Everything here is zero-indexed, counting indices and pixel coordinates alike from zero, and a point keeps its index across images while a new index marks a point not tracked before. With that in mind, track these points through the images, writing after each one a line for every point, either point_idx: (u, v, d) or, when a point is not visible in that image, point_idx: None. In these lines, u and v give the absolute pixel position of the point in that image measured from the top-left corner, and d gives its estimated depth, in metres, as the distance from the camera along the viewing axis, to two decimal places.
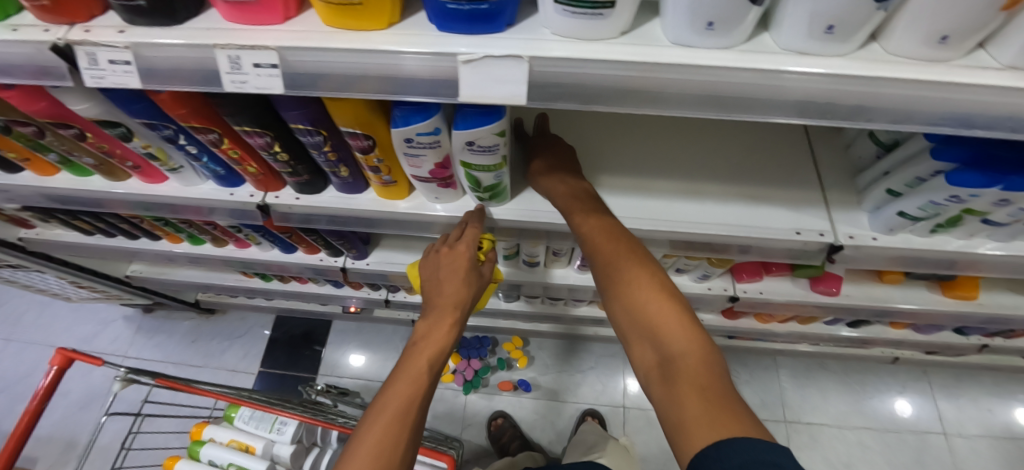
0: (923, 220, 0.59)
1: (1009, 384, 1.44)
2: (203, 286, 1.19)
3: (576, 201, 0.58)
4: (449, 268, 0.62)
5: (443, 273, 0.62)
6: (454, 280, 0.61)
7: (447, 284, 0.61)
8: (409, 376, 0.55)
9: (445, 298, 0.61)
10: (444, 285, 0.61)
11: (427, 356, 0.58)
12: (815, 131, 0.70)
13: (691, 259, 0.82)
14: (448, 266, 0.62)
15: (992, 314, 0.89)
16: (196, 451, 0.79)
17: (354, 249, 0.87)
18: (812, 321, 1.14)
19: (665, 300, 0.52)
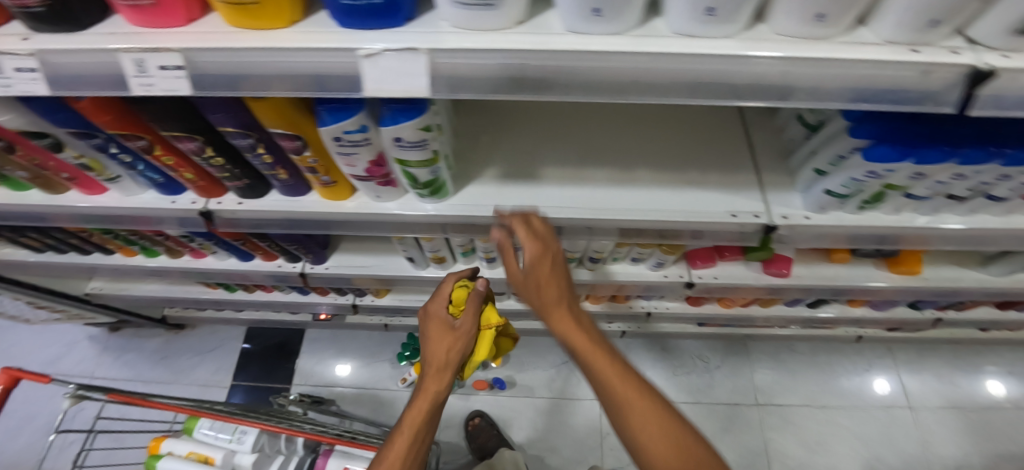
0: (850, 197, 0.61)
1: (968, 356, 1.50)
2: (165, 300, 1.17)
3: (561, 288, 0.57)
4: (432, 330, 0.65)
5: (427, 338, 0.64)
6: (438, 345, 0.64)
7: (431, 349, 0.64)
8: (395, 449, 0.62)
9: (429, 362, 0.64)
10: (429, 350, 0.64)
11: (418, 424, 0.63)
12: (750, 116, 0.72)
13: (643, 248, 0.83)
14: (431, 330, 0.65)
15: (936, 287, 0.93)
16: (153, 465, 0.77)
17: (311, 254, 0.87)
18: (774, 304, 1.17)
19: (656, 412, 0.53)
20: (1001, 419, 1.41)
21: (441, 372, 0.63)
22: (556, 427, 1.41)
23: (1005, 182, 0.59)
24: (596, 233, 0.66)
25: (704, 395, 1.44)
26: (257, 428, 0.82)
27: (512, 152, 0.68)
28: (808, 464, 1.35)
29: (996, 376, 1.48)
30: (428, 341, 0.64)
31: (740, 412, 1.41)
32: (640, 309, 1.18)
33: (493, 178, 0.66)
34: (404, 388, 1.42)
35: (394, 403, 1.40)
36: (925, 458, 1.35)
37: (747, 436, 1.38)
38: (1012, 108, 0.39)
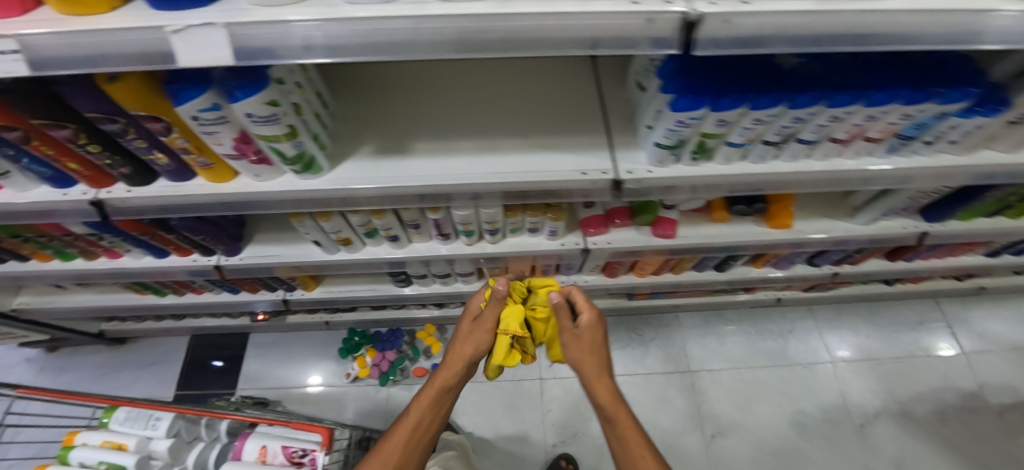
0: (678, 149, 0.69)
1: (879, 310, 1.64)
2: (95, 310, 1.18)
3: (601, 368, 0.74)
4: (461, 331, 0.82)
5: (455, 336, 0.81)
6: (458, 347, 0.80)
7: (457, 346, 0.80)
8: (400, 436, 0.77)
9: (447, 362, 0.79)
10: (455, 345, 0.80)
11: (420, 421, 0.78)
12: (605, 88, 0.80)
13: (533, 216, 0.90)
14: (462, 331, 0.82)
15: (807, 237, 1.03)
16: (66, 455, 0.80)
17: (223, 245, 0.91)
18: (683, 269, 1.26)
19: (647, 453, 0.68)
20: (910, 366, 1.54)
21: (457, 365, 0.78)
22: (500, 408, 1.46)
23: (804, 124, 0.68)
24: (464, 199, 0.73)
25: (640, 367, 1.52)
26: (171, 414, 0.85)
27: (387, 131, 0.75)
28: (737, 422, 1.43)
29: (904, 328, 1.61)
30: (456, 340, 0.81)
31: (674, 380, 1.50)
32: (561, 284, 1.25)
33: (368, 154, 0.72)
34: (349, 384, 1.45)
35: (340, 399, 1.43)
36: (843, 408, 1.46)
37: (681, 401, 1.46)
38: (733, 47, 0.47)
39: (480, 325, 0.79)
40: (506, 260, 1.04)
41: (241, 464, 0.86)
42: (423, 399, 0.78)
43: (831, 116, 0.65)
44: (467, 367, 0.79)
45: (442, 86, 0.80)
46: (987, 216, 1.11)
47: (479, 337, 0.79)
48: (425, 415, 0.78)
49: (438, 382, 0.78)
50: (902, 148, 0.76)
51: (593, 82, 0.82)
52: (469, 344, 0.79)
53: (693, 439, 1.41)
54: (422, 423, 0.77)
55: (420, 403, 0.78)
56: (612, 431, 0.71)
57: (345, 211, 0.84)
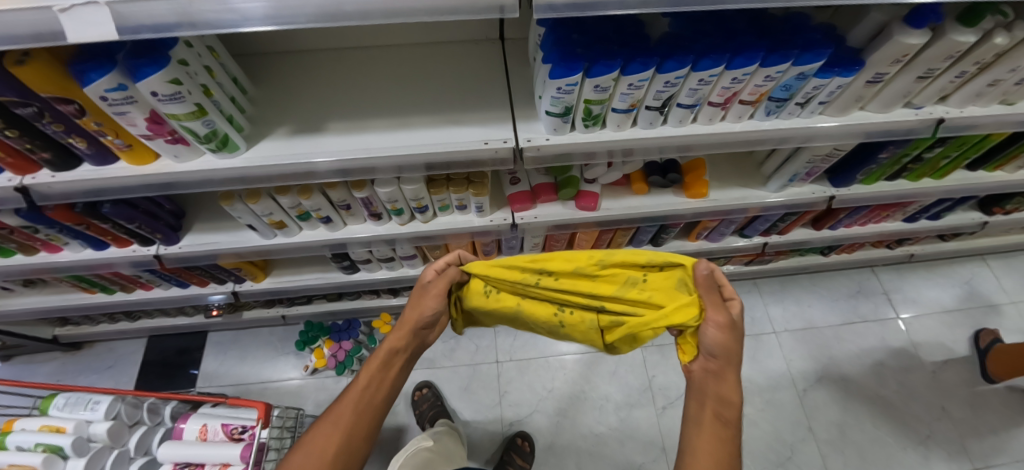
0: (568, 116, 0.76)
1: (820, 280, 1.71)
2: (43, 311, 1.20)
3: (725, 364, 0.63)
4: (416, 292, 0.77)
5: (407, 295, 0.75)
6: (411, 305, 0.74)
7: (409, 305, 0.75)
8: (347, 399, 0.71)
9: (402, 321, 0.74)
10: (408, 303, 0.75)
11: (371, 382, 0.72)
12: (512, 68, 0.87)
13: (456, 193, 0.95)
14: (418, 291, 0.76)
15: (722, 204, 1.10)
16: (2, 441, 0.82)
17: (160, 234, 0.95)
18: (620, 245, 1.32)
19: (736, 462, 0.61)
20: (849, 332, 1.61)
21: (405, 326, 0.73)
22: (457, 393, 1.50)
23: (679, 89, 0.75)
24: (377, 172, 0.78)
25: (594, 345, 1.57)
26: (110, 397, 0.88)
27: (304, 112, 0.81)
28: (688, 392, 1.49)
29: (845, 297, 1.68)
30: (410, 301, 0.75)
31: (626, 356, 1.55)
32: None
33: (285, 133, 0.78)
34: (308, 376, 1.48)
35: (298, 392, 1.46)
36: (786, 375, 1.53)
37: (633, 376, 1.51)
38: (568, 10, 0.54)
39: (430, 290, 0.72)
40: (442, 238, 1.09)
41: (182, 442, 0.89)
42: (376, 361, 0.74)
43: (699, 80, 0.72)
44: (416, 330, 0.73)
45: (358, 74, 0.86)
46: (889, 179, 1.19)
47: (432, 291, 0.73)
48: (374, 378, 0.72)
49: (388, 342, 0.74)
50: (777, 110, 0.84)
51: (501, 62, 0.88)
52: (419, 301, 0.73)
53: (645, 411, 1.46)
54: (373, 385, 0.72)
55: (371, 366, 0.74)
56: (714, 423, 0.63)
57: (274, 193, 0.89)
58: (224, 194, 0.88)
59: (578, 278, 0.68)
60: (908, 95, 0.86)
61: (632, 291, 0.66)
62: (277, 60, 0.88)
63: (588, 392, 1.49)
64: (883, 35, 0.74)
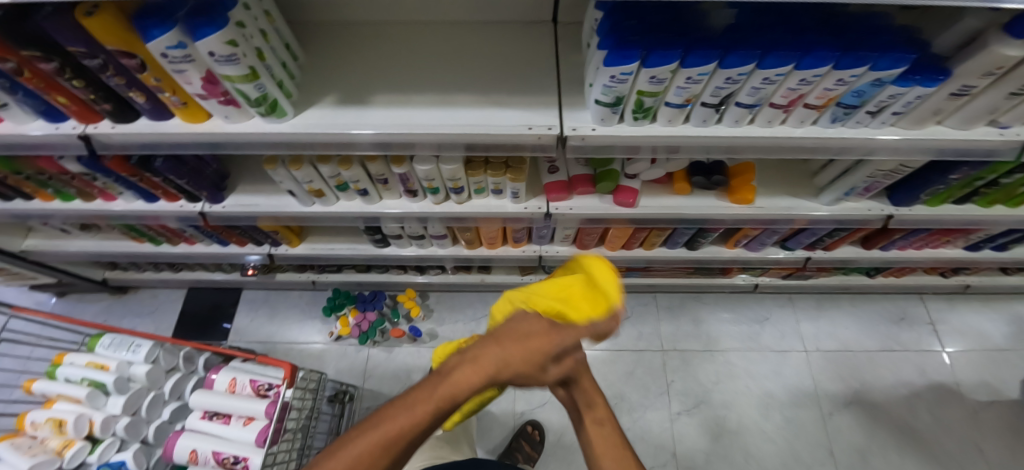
0: (617, 107, 0.73)
1: (861, 302, 1.62)
2: (96, 254, 1.28)
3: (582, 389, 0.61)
4: (518, 338, 0.55)
5: (522, 343, 0.54)
6: (518, 357, 0.54)
7: (507, 358, 0.53)
8: (379, 446, 0.48)
9: (497, 366, 0.53)
10: (505, 354, 0.53)
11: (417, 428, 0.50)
12: (562, 52, 0.84)
13: (493, 177, 0.94)
14: (524, 339, 0.55)
15: (767, 212, 1.05)
16: (55, 371, 0.88)
17: (205, 192, 0.99)
18: (654, 244, 1.28)
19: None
20: (886, 359, 1.52)
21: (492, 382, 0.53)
22: None
23: (740, 86, 0.70)
24: (417, 148, 0.78)
25: (612, 344, 1.54)
26: (150, 342, 0.92)
27: (350, 83, 0.81)
28: (703, 400, 1.45)
29: (887, 322, 1.59)
30: (506, 348, 0.54)
31: (645, 358, 1.51)
32: (533, 253, 1.29)
33: (331, 102, 0.78)
34: (332, 342, 1.53)
35: (321, 356, 1.50)
36: (812, 395, 1.46)
37: (650, 379, 1.48)
38: None
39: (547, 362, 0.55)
40: (473, 220, 1.09)
41: (212, 392, 0.93)
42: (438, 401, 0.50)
43: (764, 78, 0.67)
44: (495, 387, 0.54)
45: (407, 47, 0.85)
46: (956, 202, 1.10)
47: (544, 368, 0.56)
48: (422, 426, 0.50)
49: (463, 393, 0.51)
50: (844, 117, 0.78)
51: (551, 45, 0.85)
52: (528, 372, 0.54)
53: (658, 414, 1.43)
54: (416, 431, 0.49)
55: (422, 407, 0.50)
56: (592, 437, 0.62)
57: (315, 161, 0.90)
58: (268, 160, 0.90)
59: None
60: (995, 113, 0.77)
61: None
62: (328, 29, 0.88)
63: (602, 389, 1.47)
64: (977, 43, 0.66)
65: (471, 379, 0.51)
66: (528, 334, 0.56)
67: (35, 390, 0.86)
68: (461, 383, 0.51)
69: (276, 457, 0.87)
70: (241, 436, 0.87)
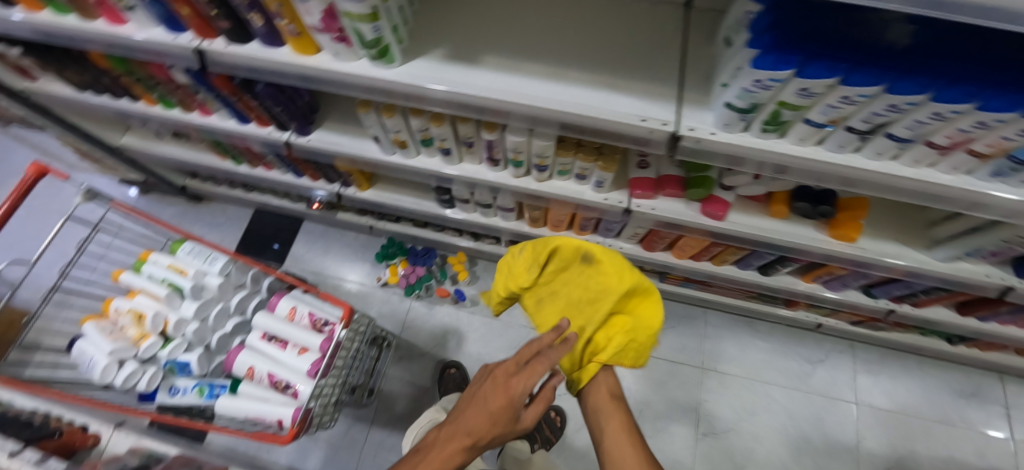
0: (749, 114, 0.65)
1: (930, 367, 1.48)
2: (182, 162, 1.35)
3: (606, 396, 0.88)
4: (479, 403, 0.73)
5: (477, 401, 0.73)
6: (482, 407, 0.72)
7: (474, 429, 0.70)
8: None
9: (470, 429, 0.71)
10: (472, 424, 0.71)
11: None
12: (691, 41, 0.76)
13: (582, 160, 0.89)
14: (484, 397, 0.73)
15: (868, 255, 0.95)
16: (140, 267, 0.94)
17: (295, 122, 1.00)
18: (723, 261, 1.20)
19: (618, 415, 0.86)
20: (944, 432, 1.41)
21: (472, 431, 0.71)
22: (504, 348, 1.51)
23: (899, 116, 0.61)
24: (513, 119, 0.73)
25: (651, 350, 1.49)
26: (226, 257, 0.96)
27: (460, 39, 0.77)
28: (733, 427, 1.40)
29: (955, 394, 1.45)
30: (476, 419, 0.71)
31: (680, 371, 1.47)
32: (595, 244, 1.25)
33: (438, 57, 0.75)
34: (377, 287, 1.57)
35: (366, 297, 1.56)
36: (852, 449, 1.38)
37: (683, 393, 1.44)
38: None
39: (507, 393, 0.71)
40: (546, 200, 1.06)
41: (273, 316, 0.96)
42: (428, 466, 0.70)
43: (933, 113, 0.58)
44: (479, 437, 0.71)
45: (523, 8, 0.80)
46: None
47: (508, 395, 0.71)
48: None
49: (447, 460, 0.70)
50: (1010, 173, 0.67)
51: (680, 31, 0.78)
52: (495, 415, 0.71)
53: (683, 430, 1.40)
54: None
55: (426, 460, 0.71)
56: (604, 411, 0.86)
57: (407, 113, 0.88)
58: (361, 103, 0.89)
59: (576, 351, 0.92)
60: None
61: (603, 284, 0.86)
62: None
63: (630, 391, 1.45)
64: None
65: (453, 443, 0.71)
66: (488, 383, 0.74)
67: (122, 281, 0.92)
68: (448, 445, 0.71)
69: (324, 390, 0.90)
70: (295, 364, 0.91)
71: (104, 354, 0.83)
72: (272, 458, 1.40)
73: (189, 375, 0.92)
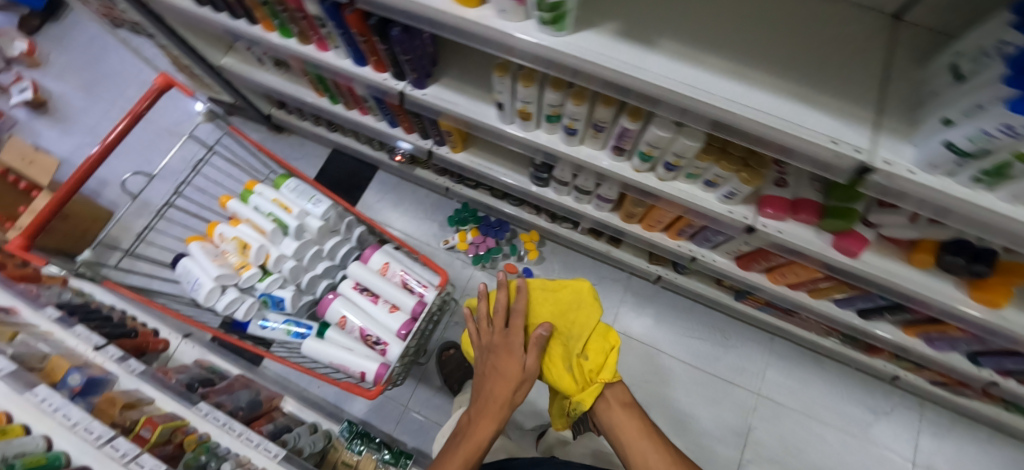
0: (970, 160, 0.55)
1: (1004, 444, 1.39)
2: (279, 92, 1.33)
3: (621, 404, 0.91)
4: (491, 371, 0.88)
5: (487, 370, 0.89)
6: (495, 372, 0.88)
7: (496, 389, 0.86)
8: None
9: (495, 395, 0.86)
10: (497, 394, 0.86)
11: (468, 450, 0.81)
12: (896, 61, 0.67)
13: (723, 168, 0.82)
14: (494, 367, 0.89)
15: (1011, 328, 0.85)
16: (247, 197, 0.93)
17: (416, 74, 0.96)
18: (823, 296, 1.13)
19: (637, 422, 0.88)
20: None
21: (502, 396, 0.86)
22: None
23: None
24: (662, 107, 0.69)
25: (708, 366, 1.45)
26: (329, 202, 0.94)
27: (633, 17, 0.69)
28: (780, 461, 1.36)
29: None
30: (494, 386, 0.87)
31: (735, 393, 1.42)
32: (686, 251, 1.19)
33: (608, 32, 0.68)
34: (442, 250, 1.56)
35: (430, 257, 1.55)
36: None
37: (734, 417, 1.40)
38: None
39: (508, 351, 0.90)
40: (658, 199, 1.00)
41: (367, 268, 0.95)
42: (471, 441, 0.82)
43: None
44: (502, 397, 0.86)
45: None
46: None
47: (508, 351, 0.90)
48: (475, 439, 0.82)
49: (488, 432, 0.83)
50: None
51: (883, 47, 0.68)
52: (504, 369, 0.88)
53: (728, 453, 1.37)
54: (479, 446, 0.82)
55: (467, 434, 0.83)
56: (619, 418, 0.89)
57: (547, 84, 0.82)
58: (498, 67, 0.84)
59: (563, 381, 0.91)
60: None
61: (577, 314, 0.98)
62: None
63: (678, 402, 1.42)
64: None
65: (488, 416, 0.85)
66: (490, 355, 0.91)
67: (228, 208, 0.92)
68: (483, 415, 0.84)
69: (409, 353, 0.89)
70: (385, 321, 0.90)
71: (211, 279, 0.84)
72: (321, 395, 1.45)
73: (281, 312, 0.92)
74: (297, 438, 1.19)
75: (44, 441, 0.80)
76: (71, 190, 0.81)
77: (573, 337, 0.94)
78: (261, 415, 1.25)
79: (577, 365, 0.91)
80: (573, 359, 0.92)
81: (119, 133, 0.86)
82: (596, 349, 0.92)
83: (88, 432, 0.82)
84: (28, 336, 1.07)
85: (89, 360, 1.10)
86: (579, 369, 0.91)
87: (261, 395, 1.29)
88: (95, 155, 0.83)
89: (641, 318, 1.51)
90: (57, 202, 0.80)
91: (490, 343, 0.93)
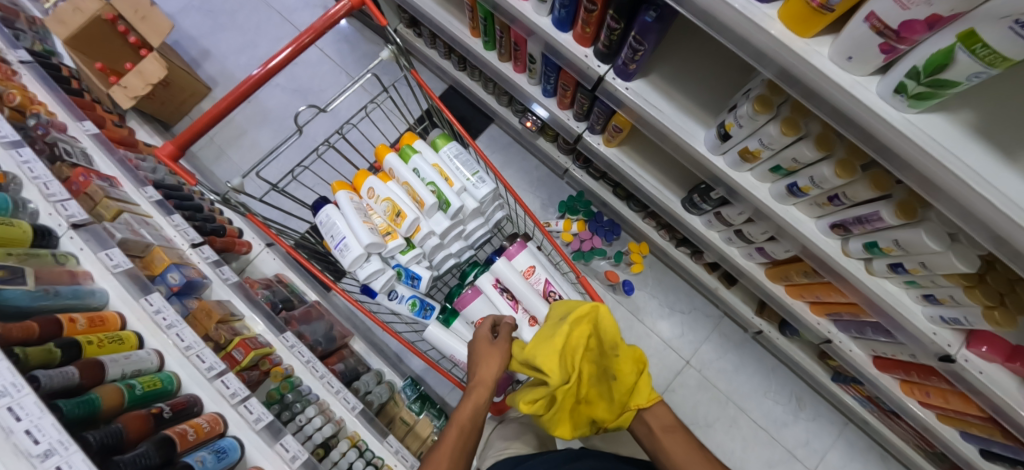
0: None
1: None
2: (427, 18, 1.16)
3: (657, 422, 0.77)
4: (481, 358, 0.77)
5: (474, 356, 0.77)
6: (489, 359, 0.76)
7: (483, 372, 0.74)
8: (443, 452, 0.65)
9: (483, 378, 0.74)
10: (479, 371, 0.75)
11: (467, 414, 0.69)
12: None
13: (973, 298, 0.68)
14: (483, 355, 0.77)
15: None
16: (407, 154, 0.81)
17: (631, 67, 0.80)
18: (955, 423, 1.01)
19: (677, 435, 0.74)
20: None
21: (489, 378, 0.74)
22: None
23: None
24: (968, 223, 0.54)
25: (773, 430, 1.40)
26: (491, 184, 0.81)
27: (999, 114, 0.54)
28: None
29: None
30: (480, 372, 0.76)
31: (791, 465, 1.38)
32: (823, 331, 1.09)
33: (964, 124, 0.53)
34: None
35: None
36: None
37: None
38: None
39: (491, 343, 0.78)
40: (842, 281, 0.87)
41: (512, 266, 0.88)
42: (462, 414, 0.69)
43: None
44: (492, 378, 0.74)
45: None
46: None
47: (491, 341, 0.78)
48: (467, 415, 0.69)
49: (477, 410, 0.71)
50: None
51: None
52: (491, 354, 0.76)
53: None
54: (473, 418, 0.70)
55: (459, 415, 0.70)
56: (654, 436, 0.76)
57: (808, 140, 0.68)
58: (759, 99, 0.69)
59: (594, 407, 0.81)
60: None
61: (604, 333, 0.77)
62: None
63: (734, 455, 1.38)
64: None
65: (472, 398, 0.72)
66: (480, 345, 0.79)
67: (386, 161, 0.82)
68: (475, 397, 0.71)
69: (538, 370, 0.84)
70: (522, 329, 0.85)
71: (361, 246, 0.75)
72: (383, 338, 1.45)
73: (413, 287, 0.86)
74: (366, 388, 1.17)
75: (156, 356, 0.75)
76: (229, 108, 0.70)
77: (603, 354, 0.79)
78: (333, 351, 1.23)
79: (605, 390, 0.80)
80: (603, 378, 0.80)
81: (283, 59, 0.72)
82: (625, 371, 0.79)
83: (199, 360, 0.76)
84: (132, 217, 1.00)
85: (185, 257, 1.05)
86: (608, 395, 0.80)
87: (336, 330, 1.25)
88: (256, 78, 0.70)
89: (721, 361, 1.44)
90: (213, 118, 0.69)
91: (476, 339, 0.81)
